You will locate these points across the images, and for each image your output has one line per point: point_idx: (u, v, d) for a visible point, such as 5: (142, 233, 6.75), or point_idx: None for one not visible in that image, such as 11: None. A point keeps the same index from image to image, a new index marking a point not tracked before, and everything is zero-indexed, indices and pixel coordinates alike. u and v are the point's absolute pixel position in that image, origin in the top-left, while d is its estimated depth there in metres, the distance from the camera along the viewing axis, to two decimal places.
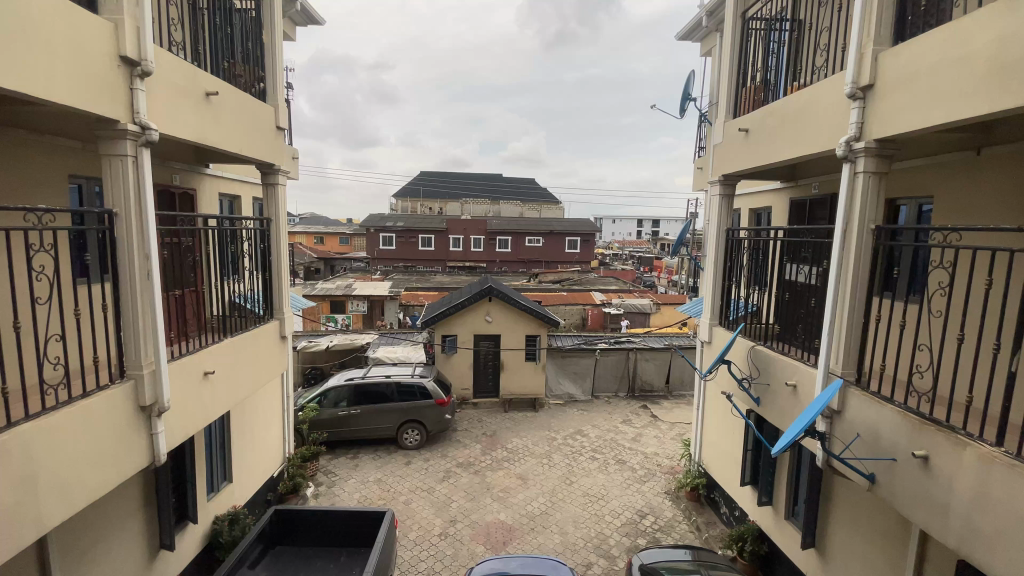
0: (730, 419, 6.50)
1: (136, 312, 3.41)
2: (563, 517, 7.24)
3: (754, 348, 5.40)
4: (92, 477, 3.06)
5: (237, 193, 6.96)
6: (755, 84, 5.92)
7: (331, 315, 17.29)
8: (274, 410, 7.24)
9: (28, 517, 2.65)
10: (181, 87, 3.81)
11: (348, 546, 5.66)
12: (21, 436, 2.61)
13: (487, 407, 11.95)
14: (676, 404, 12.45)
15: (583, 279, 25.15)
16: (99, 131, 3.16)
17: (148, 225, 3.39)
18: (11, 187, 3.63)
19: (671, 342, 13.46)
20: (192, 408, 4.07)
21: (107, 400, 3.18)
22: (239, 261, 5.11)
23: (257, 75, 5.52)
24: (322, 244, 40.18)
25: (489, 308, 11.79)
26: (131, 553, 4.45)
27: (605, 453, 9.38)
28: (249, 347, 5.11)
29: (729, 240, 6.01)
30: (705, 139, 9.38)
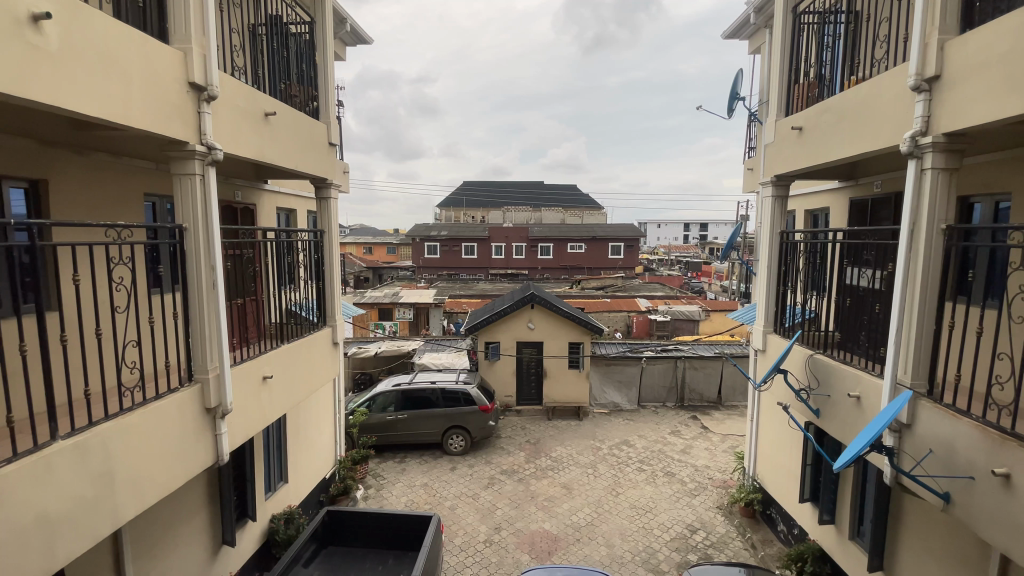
0: (787, 431, 6.16)
1: (203, 319, 3.65)
2: (610, 529, 7.09)
3: (813, 356, 5.10)
4: (162, 475, 3.28)
5: (293, 206, 7.34)
6: (808, 80, 5.64)
7: (380, 322, 17.88)
8: (326, 414, 7.52)
9: (106, 509, 2.86)
10: (243, 109, 4.09)
11: (396, 549, 5.77)
12: (101, 433, 2.84)
13: (531, 414, 11.92)
14: (728, 415, 11.94)
15: (628, 285, 24.69)
16: (172, 152, 3.43)
17: (213, 237, 3.62)
18: (94, 205, 4.00)
19: (721, 350, 12.97)
20: (253, 410, 4.31)
21: (175, 402, 3.42)
22: (294, 271, 5.37)
23: (310, 95, 5.81)
24: (370, 254, 41.76)
25: (531, 316, 11.81)
26: (196, 547, 4.74)
27: (653, 464, 9.12)
28: (304, 352, 5.36)
29: (783, 244, 5.74)
30: (755, 139, 9.02)
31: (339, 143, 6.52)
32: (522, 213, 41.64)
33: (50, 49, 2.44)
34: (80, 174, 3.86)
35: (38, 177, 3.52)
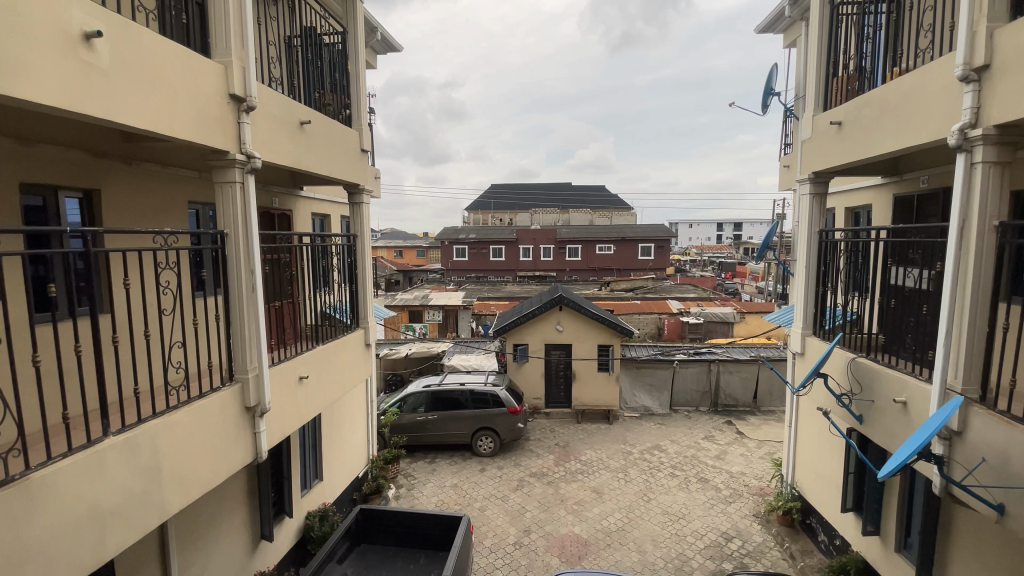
0: (827, 437, 5.92)
1: (243, 321, 3.80)
2: (641, 534, 6.97)
3: (855, 360, 4.88)
4: (205, 471, 3.43)
5: (327, 211, 7.57)
6: (847, 73, 5.43)
7: (410, 324, 18.16)
8: (359, 414, 7.68)
9: (153, 503, 3.01)
10: (280, 119, 4.24)
11: (427, 549, 5.83)
12: (150, 431, 2.99)
13: (560, 417, 11.85)
14: (765, 420, 11.57)
15: (658, 287, 24.26)
16: (215, 161, 3.59)
17: (252, 243, 3.77)
18: (142, 214, 4.22)
19: (757, 354, 12.57)
20: (289, 409, 4.45)
21: (218, 400, 3.56)
22: (329, 274, 5.51)
23: (344, 103, 5.97)
24: (401, 257, 42.71)
25: (559, 318, 11.79)
26: (236, 540, 4.92)
27: (685, 470, 8.92)
28: (338, 354, 5.50)
29: (822, 243, 5.54)
30: (792, 135, 8.72)
31: (371, 149, 6.67)
32: (550, 215, 41.61)
33: (99, 67, 2.58)
34: (130, 184, 4.10)
35: (92, 187, 3.74)
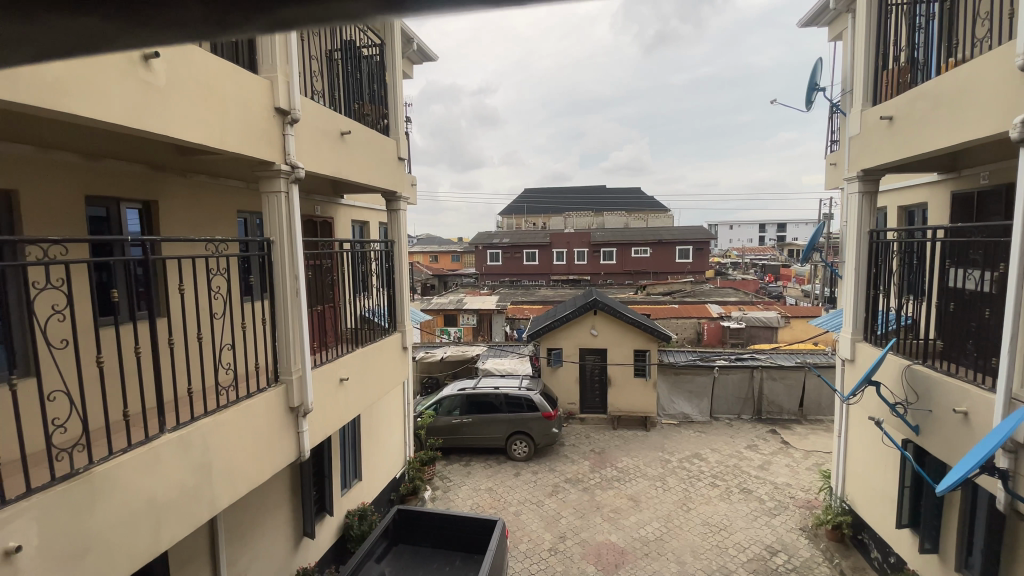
0: (880, 449, 5.60)
1: (288, 324, 3.95)
2: (681, 545, 6.78)
3: (910, 367, 4.60)
4: (252, 468, 3.58)
5: (366, 218, 7.80)
6: (898, 66, 5.16)
7: (445, 328, 18.39)
8: (396, 416, 7.83)
9: (204, 498, 3.17)
10: (322, 129, 4.41)
11: (462, 551, 5.87)
12: (202, 428, 3.16)
13: (595, 422, 11.70)
14: (812, 430, 11.05)
15: (697, 291, 23.64)
16: (262, 172, 3.77)
17: (296, 250, 3.92)
18: (196, 223, 4.48)
19: (803, 360, 12.05)
20: (330, 410, 4.59)
21: (263, 401, 3.72)
22: (368, 279, 5.67)
23: (381, 113, 6.15)
24: (435, 262, 43.57)
25: (594, 322, 11.70)
26: (281, 536, 5.12)
27: (727, 480, 8.63)
28: (377, 356, 5.65)
29: (873, 243, 5.26)
30: (839, 131, 8.34)
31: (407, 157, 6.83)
32: (584, 218, 41.32)
33: (157, 85, 2.76)
34: (185, 194, 4.36)
35: (150, 199, 4.01)
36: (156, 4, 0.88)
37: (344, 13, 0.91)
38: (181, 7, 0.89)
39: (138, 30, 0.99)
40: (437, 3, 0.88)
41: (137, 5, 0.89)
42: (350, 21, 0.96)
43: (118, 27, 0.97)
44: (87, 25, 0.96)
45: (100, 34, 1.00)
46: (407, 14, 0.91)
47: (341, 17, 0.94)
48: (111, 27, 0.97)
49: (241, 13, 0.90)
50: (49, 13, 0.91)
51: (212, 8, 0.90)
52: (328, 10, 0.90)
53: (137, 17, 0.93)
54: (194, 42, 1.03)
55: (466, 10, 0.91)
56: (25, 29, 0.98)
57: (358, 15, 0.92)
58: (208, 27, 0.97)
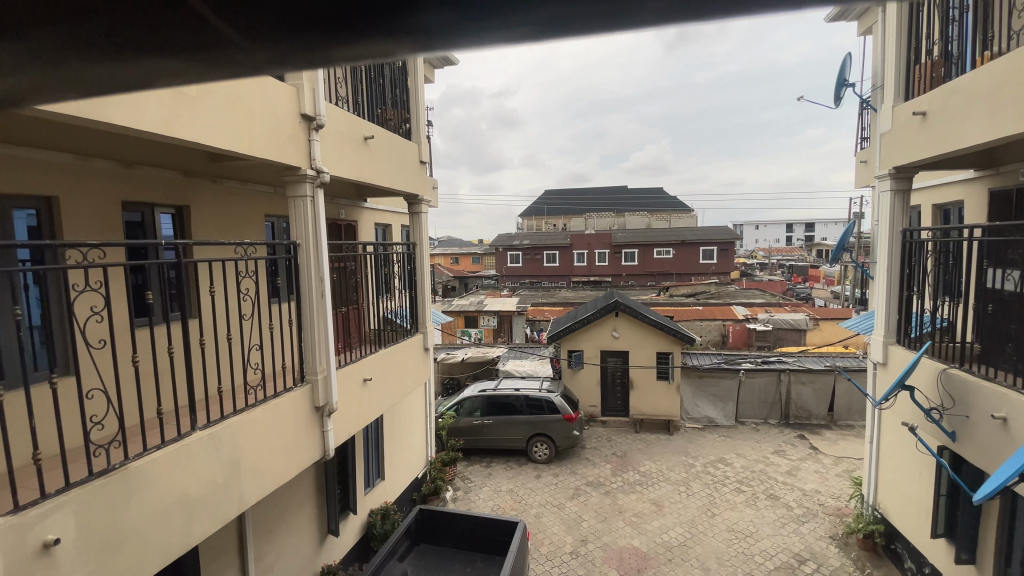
0: (915, 456, 5.39)
1: (313, 325, 4.04)
2: (705, 551, 6.66)
3: (945, 371, 4.42)
4: (278, 466, 3.67)
5: (389, 221, 7.92)
6: (931, 60, 4.98)
7: (466, 329, 18.49)
8: (418, 416, 7.91)
9: (233, 495, 3.26)
10: (345, 134, 4.50)
11: (484, 552, 5.89)
12: (231, 426, 3.26)
13: (617, 425, 11.59)
14: (843, 435, 10.72)
15: (722, 292, 23.19)
16: (288, 177, 3.86)
17: (321, 253, 4.00)
18: (225, 227, 4.62)
19: (833, 364, 11.70)
20: (354, 409, 4.68)
21: (290, 400, 3.81)
22: (390, 281, 5.74)
23: (403, 117, 6.23)
24: (456, 264, 43.88)
25: (615, 324, 11.61)
26: (306, 534, 5.23)
27: (753, 486, 8.43)
28: (399, 357, 5.72)
29: (906, 242, 5.08)
30: (869, 127, 8.10)
31: (429, 160, 6.91)
32: (605, 219, 41.03)
33: (189, 94, 2.87)
34: (215, 200, 4.50)
35: (182, 204, 4.15)
36: (195, 44, 0.90)
37: (376, 46, 0.92)
38: (221, 49, 0.92)
39: (179, 71, 1.02)
40: (467, 37, 0.89)
41: (174, 45, 0.91)
42: (382, 56, 0.97)
43: (158, 67, 0.99)
44: (131, 67, 0.99)
45: (141, 74, 1.03)
46: (436, 47, 0.92)
47: (373, 52, 0.95)
48: (154, 69, 1.00)
49: (275, 50, 0.92)
50: (96, 56, 0.94)
51: (247, 49, 0.92)
52: (361, 45, 0.91)
53: (178, 58, 0.95)
54: (231, 80, 1.05)
55: (495, 43, 0.91)
56: (74, 73, 1.01)
57: (390, 47, 0.93)
58: (245, 66, 1.00)
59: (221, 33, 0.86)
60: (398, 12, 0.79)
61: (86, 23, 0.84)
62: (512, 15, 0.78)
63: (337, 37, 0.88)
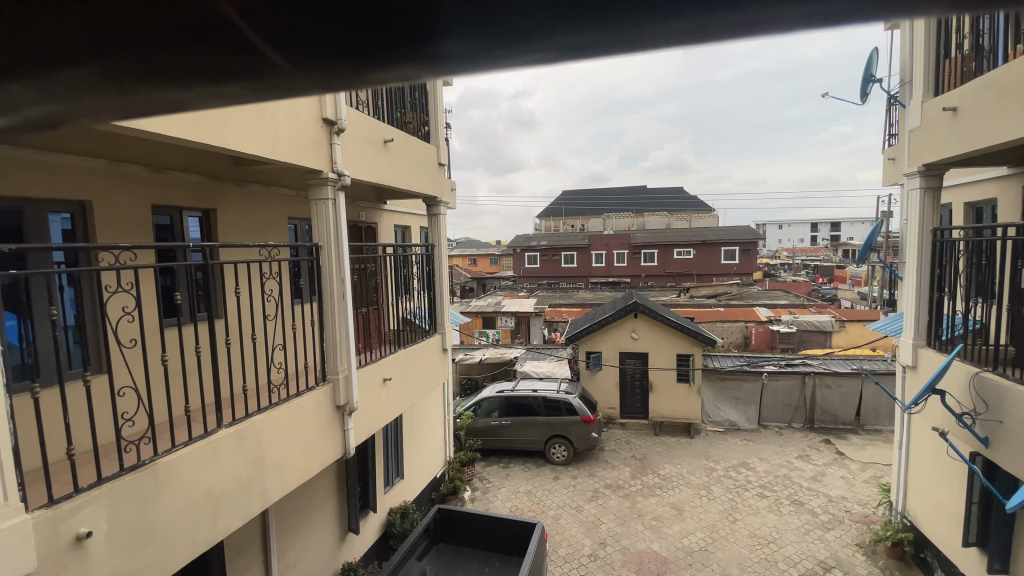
0: (946, 463, 5.21)
1: (335, 326, 4.11)
2: (727, 557, 6.55)
3: (979, 375, 4.25)
4: (301, 464, 3.75)
5: (408, 223, 8.01)
6: (963, 53, 4.82)
7: (484, 330, 18.55)
8: (436, 416, 7.96)
9: (257, 492, 3.34)
10: (366, 137, 4.57)
11: (502, 553, 5.90)
12: (256, 423, 3.34)
13: (636, 428, 11.48)
14: (871, 441, 10.41)
15: (744, 293, 22.77)
16: (311, 181, 3.94)
17: (342, 255, 4.07)
18: (250, 229, 4.73)
19: (860, 367, 11.38)
20: (375, 408, 4.75)
21: (312, 399, 3.88)
22: (410, 282, 5.79)
23: (423, 120, 6.29)
24: (474, 265, 44.07)
25: (634, 326, 11.52)
26: (327, 531, 5.32)
27: (776, 491, 8.26)
28: (418, 356, 5.77)
29: (937, 242, 4.92)
30: (898, 124, 7.86)
31: (448, 163, 6.97)
32: (624, 220, 40.68)
33: None
34: (240, 202, 4.62)
35: (208, 208, 4.27)
36: (222, 75, 0.91)
37: (399, 71, 0.93)
38: (247, 78, 0.93)
39: (205, 100, 1.03)
40: (489, 62, 0.89)
41: (202, 77, 0.92)
42: (405, 79, 0.98)
43: (183, 98, 1.00)
44: (158, 100, 1.00)
45: (168, 106, 1.04)
46: (458, 70, 0.92)
47: (396, 77, 0.95)
48: (181, 100, 1.01)
49: (300, 78, 0.93)
50: (124, 93, 0.96)
51: (271, 78, 0.93)
52: (384, 70, 0.92)
53: (204, 90, 0.97)
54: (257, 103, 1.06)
55: (517, 66, 0.91)
56: (103, 109, 1.03)
57: (412, 71, 0.93)
58: (269, 94, 1.00)
59: (246, 62, 0.87)
60: (420, 38, 0.79)
61: (117, 61, 0.86)
62: (534, 40, 0.78)
63: (360, 63, 0.89)
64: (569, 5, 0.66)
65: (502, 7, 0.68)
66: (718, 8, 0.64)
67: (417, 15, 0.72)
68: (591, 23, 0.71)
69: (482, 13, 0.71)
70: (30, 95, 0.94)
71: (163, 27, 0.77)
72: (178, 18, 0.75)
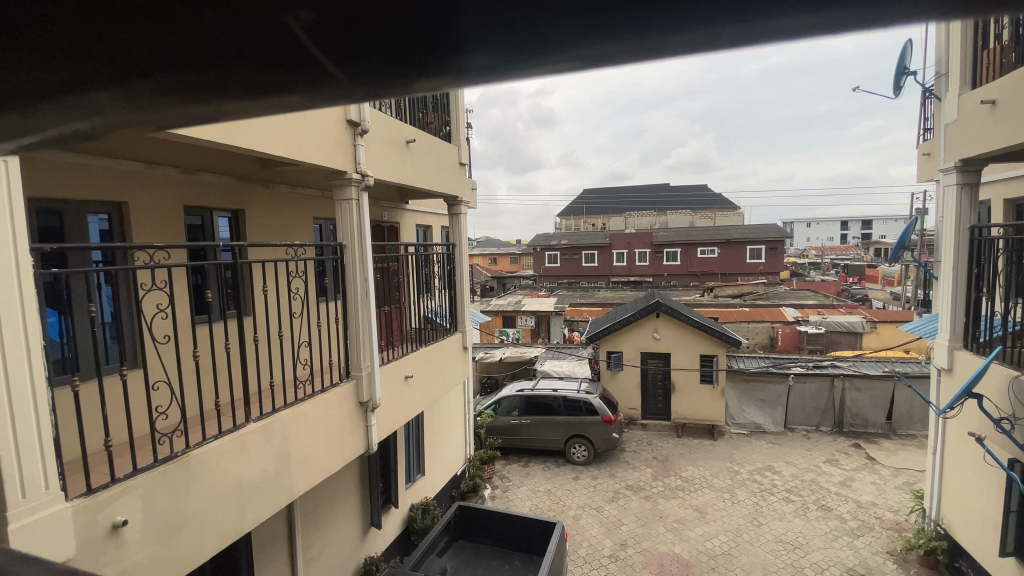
0: (981, 470, 5.01)
1: (358, 324, 4.19)
2: (751, 561, 6.42)
3: (1018, 379, 4.07)
4: (325, 459, 3.83)
5: (429, 223, 8.10)
6: (1002, 44, 4.62)
7: (504, 329, 18.60)
8: (457, 414, 8.02)
9: (284, 485, 3.43)
10: (389, 138, 4.64)
11: (522, 551, 5.91)
12: (283, 418, 3.44)
13: (658, 429, 11.35)
14: (903, 446, 10.07)
15: (770, 293, 22.26)
16: (335, 182, 4.02)
17: (366, 254, 4.15)
18: (276, 228, 4.84)
19: (892, 369, 11.00)
20: (396, 405, 4.81)
21: (336, 395, 3.97)
22: (431, 281, 5.84)
23: (444, 120, 6.34)
24: (495, 264, 44.25)
25: (656, 326, 11.40)
26: (350, 526, 5.41)
27: (803, 495, 8.06)
28: (439, 354, 5.84)
29: (975, 240, 4.73)
30: (933, 117, 7.56)
31: (468, 162, 7.01)
32: (646, 218, 40.19)
33: None
34: (267, 203, 4.74)
35: (237, 208, 4.40)
36: (235, 88, 0.86)
37: (422, 84, 0.87)
38: (266, 94, 0.88)
39: (225, 115, 1.00)
40: (513, 74, 0.82)
41: (223, 90, 0.88)
42: (427, 90, 0.91)
43: (207, 112, 0.97)
44: (177, 116, 0.98)
45: (189, 122, 1.02)
46: (485, 81, 0.85)
47: (421, 88, 0.89)
48: (200, 117, 0.99)
49: (321, 92, 0.89)
50: (147, 108, 0.93)
51: (291, 92, 0.89)
52: (410, 82, 0.87)
53: (223, 105, 0.93)
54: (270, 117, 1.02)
55: (544, 76, 0.84)
56: (127, 126, 1.02)
57: (438, 82, 0.87)
58: (286, 109, 0.97)
59: (267, 78, 0.83)
60: (441, 48, 0.73)
61: (142, 81, 0.83)
62: (570, 50, 0.70)
63: (381, 80, 0.84)
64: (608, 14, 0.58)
65: (535, 17, 0.61)
66: (780, 14, 0.55)
67: (444, 26, 0.66)
68: (630, 35, 0.63)
69: (514, 25, 0.64)
70: (56, 115, 0.92)
71: (194, 44, 0.73)
72: (211, 35, 0.71)
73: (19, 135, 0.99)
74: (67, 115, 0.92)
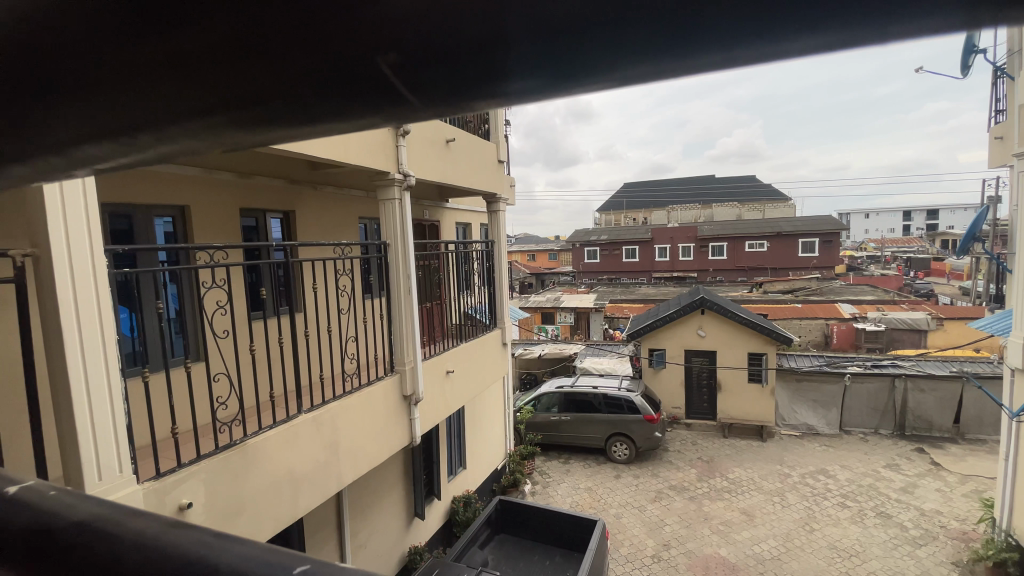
0: None
1: (402, 319, 4.33)
2: (802, 568, 6.18)
3: None
4: (371, 449, 3.99)
5: (469, 220, 8.23)
6: None
7: (543, 325, 18.61)
8: (497, 409, 8.13)
9: (333, 473, 3.61)
10: (429, 138, 4.75)
11: (563, 548, 5.95)
12: (331, 411, 3.60)
13: (703, 429, 11.06)
14: (973, 452, 9.38)
15: (823, 288, 21.14)
16: (379, 182, 4.15)
17: (408, 251, 4.26)
18: (323, 228, 5.06)
19: (960, 369, 10.25)
20: (438, 398, 4.94)
21: (381, 388, 4.11)
22: (471, 279, 5.91)
23: (483, 119, 6.41)
24: (535, 259, 44.31)
25: (700, 322, 11.11)
26: (395, 516, 5.62)
27: (860, 502, 7.66)
28: (479, 350, 5.94)
29: None
30: (1006, 97, 6.96)
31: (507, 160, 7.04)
32: (689, 212, 39.01)
33: None
34: (315, 203, 4.96)
35: (288, 209, 4.63)
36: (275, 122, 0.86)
37: (463, 110, 0.81)
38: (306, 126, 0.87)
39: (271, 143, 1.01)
40: (560, 93, 0.75)
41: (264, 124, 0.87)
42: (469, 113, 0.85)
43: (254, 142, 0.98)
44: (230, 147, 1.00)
45: None
46: (532, 101, 0.79)
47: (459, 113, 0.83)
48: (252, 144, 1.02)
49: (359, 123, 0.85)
50: (195, 142, 0.91)
51: (331, 124, 0.87)
52: (448, 108, 0.81)
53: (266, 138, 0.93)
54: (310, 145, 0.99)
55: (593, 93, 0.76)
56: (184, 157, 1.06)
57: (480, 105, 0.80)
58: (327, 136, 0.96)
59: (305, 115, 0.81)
60: (483, 75, 0.67)
61: (197, 120, 0.80)
62: (631, 63, 0.61)
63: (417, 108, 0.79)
64: (692, 27, 0.50)
65: (600, 35, 0.53)
66: (902, 14, 0.46)
67: (511, 56, 0.59)
68: (712, 41, 0.53)
69: (577, 46, 0.56)
70: (110, 150, 0.91)
71: (264, 84, 0.70)
72: (279, 73, 0.67)
73: (80, 169, 1.00)
74: (121, 150, 0.90)
